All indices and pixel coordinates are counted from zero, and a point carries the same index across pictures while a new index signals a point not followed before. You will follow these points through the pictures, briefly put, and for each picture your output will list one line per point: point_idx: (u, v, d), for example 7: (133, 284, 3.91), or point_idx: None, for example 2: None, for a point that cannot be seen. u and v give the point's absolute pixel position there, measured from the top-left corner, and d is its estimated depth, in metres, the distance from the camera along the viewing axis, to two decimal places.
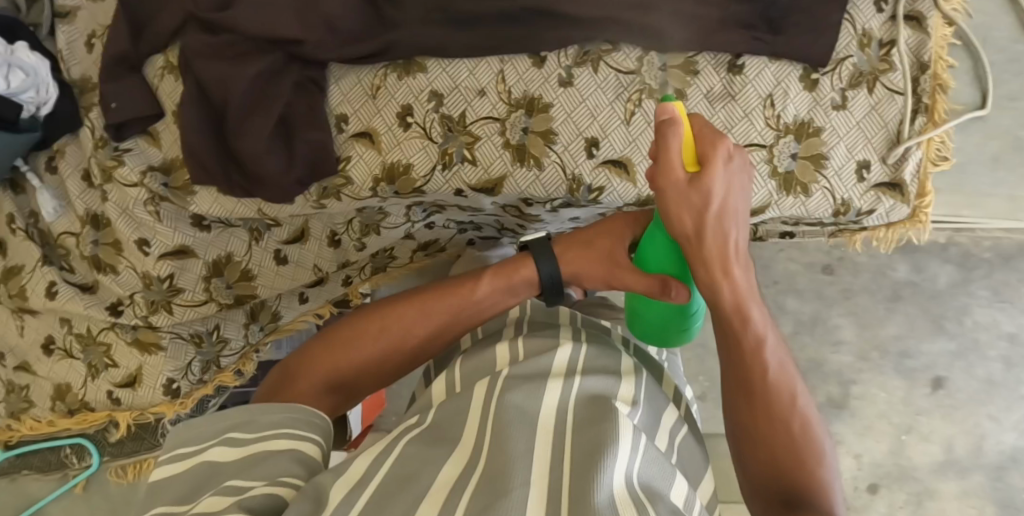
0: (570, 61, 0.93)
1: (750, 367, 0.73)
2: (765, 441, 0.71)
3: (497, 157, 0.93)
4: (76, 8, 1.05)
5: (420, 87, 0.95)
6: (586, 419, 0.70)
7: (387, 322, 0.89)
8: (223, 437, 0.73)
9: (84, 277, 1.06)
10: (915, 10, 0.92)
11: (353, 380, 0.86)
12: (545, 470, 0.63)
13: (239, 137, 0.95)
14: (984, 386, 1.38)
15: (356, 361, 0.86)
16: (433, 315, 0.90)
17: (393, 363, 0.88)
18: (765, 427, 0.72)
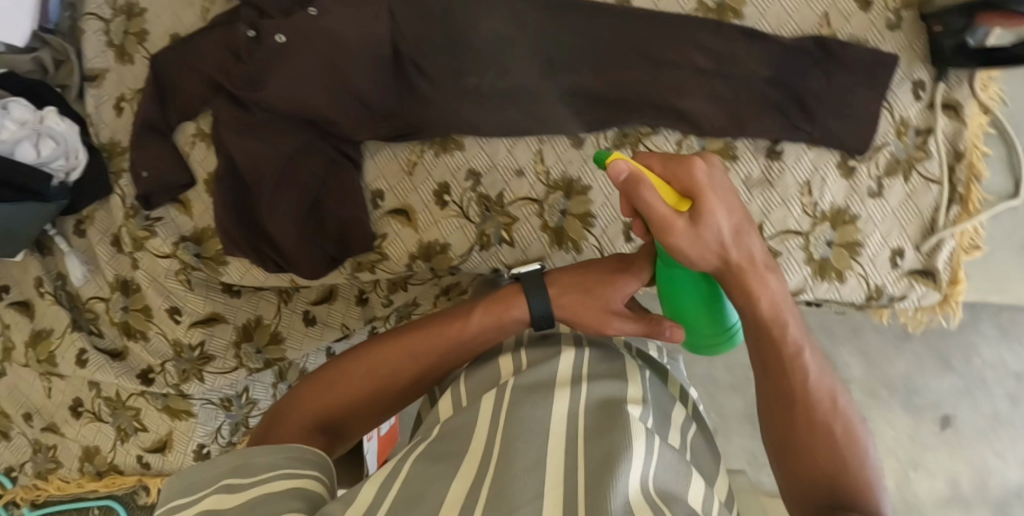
0: (609, 143, 0.93)
1: (784, 383, 0.70)
2: (806, 458, 0.68)
3: (535, 239, 0.94)
4: (104, 70, 1.04)
5: (458, 165, 0.95)
6: (596, 428, 0.64)
7: (381, 359, 0.80)
8: (221, 484, 0.65)
9: (113, 343, 1.05)
10: (952, 98, 0.92)
11: (350, 412, 0.78)
12: (559, 468, 0.59)
13: (270, 214, 0.95)
14: (989, 423, 1.26)
15: (347, 399, 0.78)
16: (432, 346, 0.80)
17: (393, 395, 0.79)
18: (804, 444, 0.68)
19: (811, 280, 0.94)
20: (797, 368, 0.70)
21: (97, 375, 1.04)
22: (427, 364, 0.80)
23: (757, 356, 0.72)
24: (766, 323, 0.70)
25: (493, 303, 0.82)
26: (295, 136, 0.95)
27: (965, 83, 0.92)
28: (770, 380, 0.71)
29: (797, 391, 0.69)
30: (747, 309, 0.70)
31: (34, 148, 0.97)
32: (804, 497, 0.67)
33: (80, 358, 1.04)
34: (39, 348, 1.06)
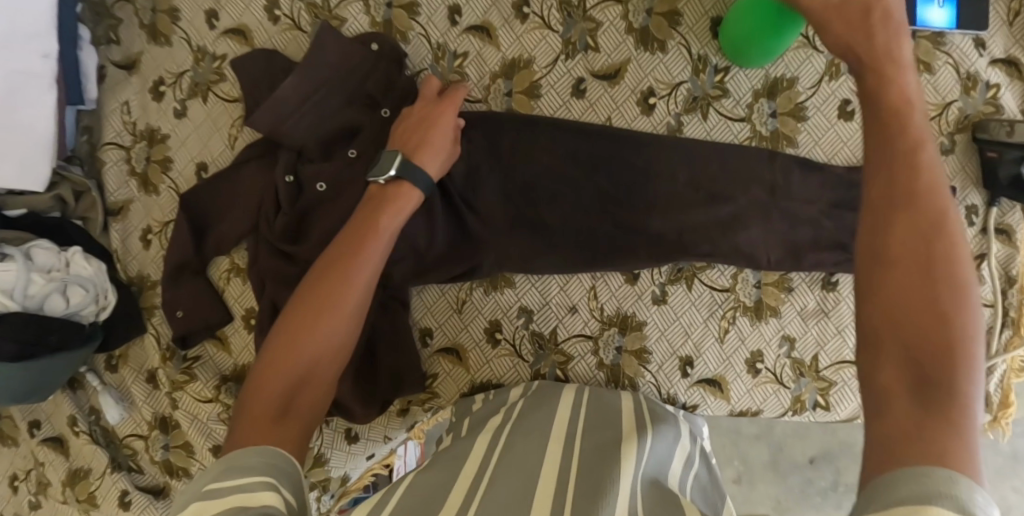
0: (664, 278, 0.92)
1: (896, 256, 0.53)
2: (913, 329, 0.50)
3: (591, 376, 0.93)
4: (129, 202, 1.00)
5: (509, 303, 0.93)
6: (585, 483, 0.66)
7: (319, 304, 0.71)
8: (200, 492, 0.56)
9: (154, 480, 1.02)
10: (1004, 222, 0.92)
11: (298, 387, 0.68)
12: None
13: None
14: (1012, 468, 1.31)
15: (284, 382, 0.67)
16: (339, 302, 0.72)
17: (327, 356, 0.71)
18: (892, 335, 0.51)
19: None
20: (947, 235, 0.53)
21: None
22: (342, 341, 0.72)
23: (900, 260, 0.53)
24: (908, 143, 0.56)
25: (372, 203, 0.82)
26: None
27: (1017, 208, 0.92)
28: (908, 329, 0.50)
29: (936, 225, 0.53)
30: (908, 307, 0.51)
31: (63, 297, 0.92)
32: (877, 412, 0.50)
33: (123, 500, 1.01)
34: (77, 489, 1.02)
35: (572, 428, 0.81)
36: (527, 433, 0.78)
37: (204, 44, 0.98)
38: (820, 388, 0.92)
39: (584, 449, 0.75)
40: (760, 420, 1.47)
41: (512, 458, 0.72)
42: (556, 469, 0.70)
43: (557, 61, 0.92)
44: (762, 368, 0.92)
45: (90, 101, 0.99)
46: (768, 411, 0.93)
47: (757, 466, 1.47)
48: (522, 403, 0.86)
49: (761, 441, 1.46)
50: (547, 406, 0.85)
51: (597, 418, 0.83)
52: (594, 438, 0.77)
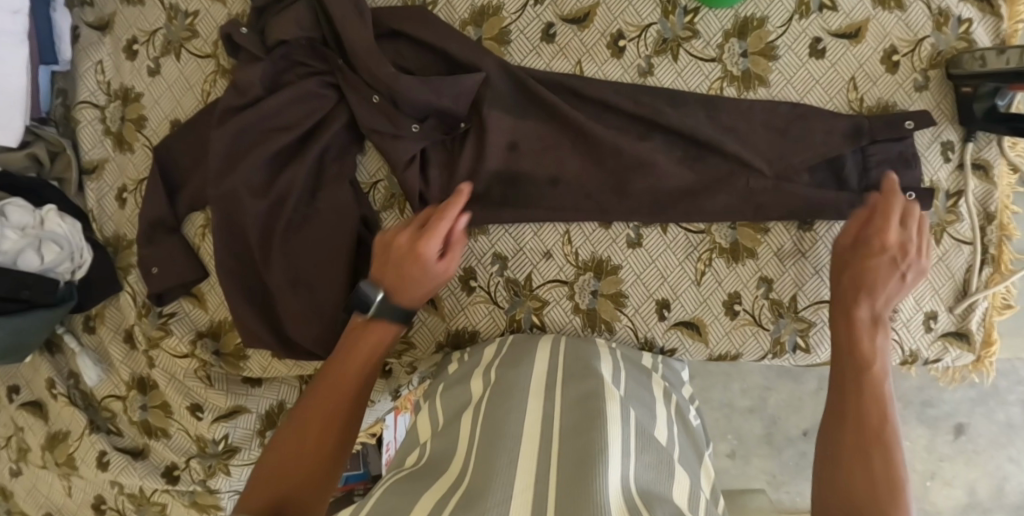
0: (638, 221, 0.91)
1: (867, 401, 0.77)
2: (854, 415, 0.76)
3: (567, 322, 0.92)
4: (104, 160, 1.00)
5: (483, 250, 0.92)
6: (570, 438, 0.70)
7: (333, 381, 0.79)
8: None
9: (133, 441, 1.02)
10: (981, 158, 0.91)
11: (323, 435, 0.75)
12: (527, 471, 0.65)
13: (296, 323, 0.92)
14: (1005, 430, 1.31)
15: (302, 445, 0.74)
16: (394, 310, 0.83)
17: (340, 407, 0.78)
18: (841, 455, 0.74)
19: None
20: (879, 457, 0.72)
21: (120, 478, 1.00)
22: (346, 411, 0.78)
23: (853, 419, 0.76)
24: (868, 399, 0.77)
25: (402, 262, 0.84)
26: (324, 246, 0.92)
27: (994, 144, 0.91)
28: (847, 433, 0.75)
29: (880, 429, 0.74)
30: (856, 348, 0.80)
31: (37, 253, 0.92)
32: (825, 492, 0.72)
33: (101, 461, 1.00)
34: (57, 451, 1.02)
35: (550, 394, 0.79)
36: (504, 405, 0.76)
37: (175, 2, 0.98)
38: (799, 329, 0.91)
39: (565, 412, 0.75)
40: (752, 391, 1.44)
41: (497, 433, 0.71)
42: (537, 448, 0.69)
43: (526, 6, 0.92)
44: (740, 310, 0.91)
45: (64, 62, 1.00)
46: (748, 354, 0.92)
47: (751, 435, 1.45)
48: (497, 362, 0.85)
49: (755, 414, 1.43)
50: (527, 363, 0.84)
51: (576, 379, 0.81)
52: (572, 404, 0.76)
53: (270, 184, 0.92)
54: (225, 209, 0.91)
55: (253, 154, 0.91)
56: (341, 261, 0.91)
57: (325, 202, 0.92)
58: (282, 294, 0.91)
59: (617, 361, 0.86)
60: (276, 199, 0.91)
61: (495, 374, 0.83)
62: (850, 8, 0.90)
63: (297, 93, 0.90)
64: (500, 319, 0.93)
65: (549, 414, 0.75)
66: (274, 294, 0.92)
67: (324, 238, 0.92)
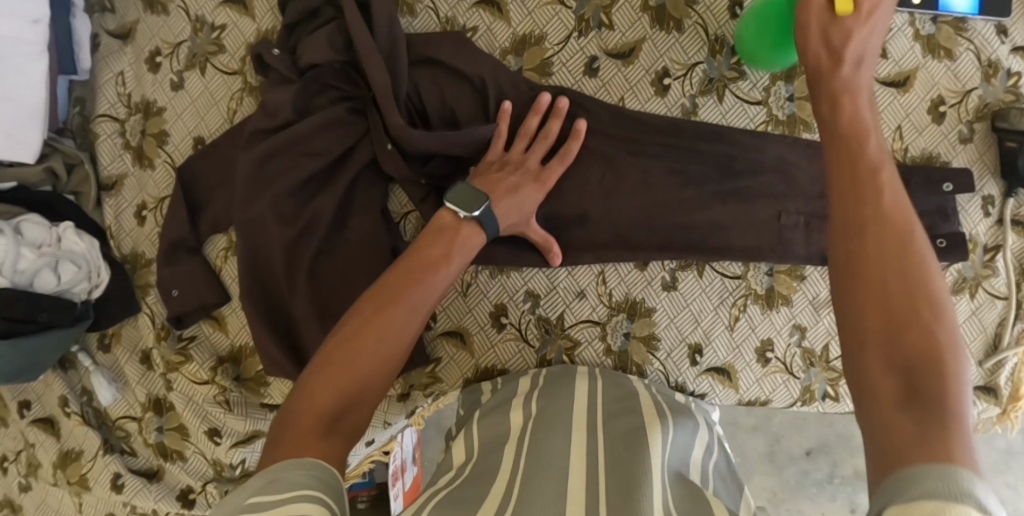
0: (674, 264, 0.89)
1: (874, 249, 0.56)
2: (897, 328, 0.52)
3: (598, 363, 0.91)
4: (122, 176, 0.96)
5: (515, 286, 0.91)
6: (619, 463, 0.69)
7: (371, 323, 0.66)
8: (244, 506, 0.52)
9: (148, 462, 1.00)
10: (1022, 214, 0.90)
11: (350, 402, 0.62)
12: (575, 500, 0.64)
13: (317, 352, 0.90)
14: (1003, 457, 1.35)
15: (342, 384, 0.62)
16: (430, 266, 0.72)
17: (377, 365, 0.64)
18: (895, 351, 0.52)
19: None
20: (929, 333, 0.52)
21: (135, 500, 0.98)
22: (385, 362, 0.65)
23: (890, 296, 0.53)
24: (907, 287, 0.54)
25: (435, 236, 0.76)
26: (354, 275, 0.89)
27: None
28: (882, 335, 0.53)
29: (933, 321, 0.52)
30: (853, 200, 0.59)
31: (54, 273, 0.89)
32: (880, 437, 0.49)
33: (115, 483, 0.98)
34: (69, 470, 1.00)
35: (591, 430, 0.77)
36: (547, 438, 0.75)
37: (202, 14, 0.94)
38: (829, 379, 0.91)
39: (608, 445, 0.74)
40: (758, 412, 1.45)
41: (539, 463, 0.70)
42: (584, 479, 0.67)
43: (569, 38, 0.90)
44: (772, 358, 0.91)
45: (83, 72, 0.96)
46: (778, 400, 0.92)
47: (754, 454, 1.45)
48: (535, 397, 0.84)
49: (760, 434, 1.45)
50: (563, 393, 0.84)
51: (617, 417, 0.79)
52: (614, 439, 0.75)
53: (298, 210, 0.89)
54: (251, 233, 0.89)
55: (282, 179, 0.88)
56: (368, 291, 0.89)
57: (354, 229, 0.90)
58: (307, 324, 0.89)
59: (657, 395, 0.85)
60: (304, 226, 0.88)
61: (535, 407, 0.81)
62: (899, 55, 0.89)
63: (328, 119, 0.87)
64: (530, 357, 0.92)
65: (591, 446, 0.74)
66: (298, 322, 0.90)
67: (351, 266, 0.89)
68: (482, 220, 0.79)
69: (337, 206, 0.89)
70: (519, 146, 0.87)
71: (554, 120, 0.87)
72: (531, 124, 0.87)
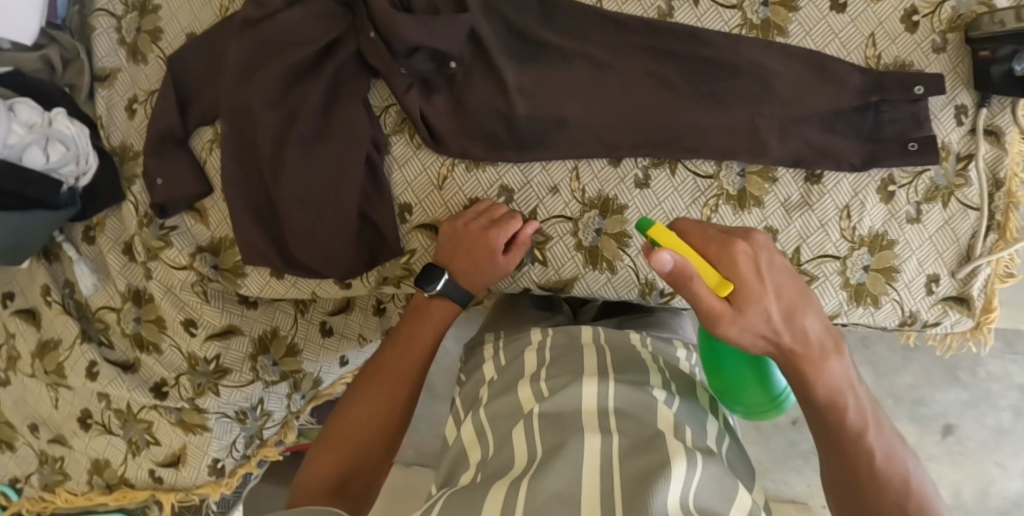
0: (647, 161, 0.90)
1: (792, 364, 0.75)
2: (812, 377, 0.74)
3: (568, 259, 0.92)
4: (116, 69, 0.99)
5: (490, 181, 0.92)
6: (633, 445, 0.70)
7: (363, 403, 0.86)
8: None
9: (124, 354, 1.02)
10: (994, 124, 0.91)
11: (363, 449, 0.84)
12: (595, 486, 0.66)
13: (304, 244, 0.92)
14: (993, 435, 1.30)
15: (359, 432, 0.84)
16: (402, 359, 0.89)
17: (378, 422, 0.85)
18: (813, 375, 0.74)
19: (845, 305, 0.93)
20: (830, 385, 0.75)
21: (109, 388, 1.00)
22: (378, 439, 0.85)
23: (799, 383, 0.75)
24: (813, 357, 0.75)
25: (415, 317, 0.92)
26: (335, 162, 0.89)
27: (1008, 109, 0.90)
28: (807, 406, 0.76)
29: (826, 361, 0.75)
30: (744, 332, 0.72)
31: (43, 152, 0.91)
32: (816, 418, 0.76)
33: (91, 371, 1.00)
34: (46, 359, 1.02)
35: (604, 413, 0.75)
36: (557, 429, 0.73)
37: None
38: None
39: (622, 422, 0.74)
40: None
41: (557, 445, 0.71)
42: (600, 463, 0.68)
43: None
44: None
45: None
46: None
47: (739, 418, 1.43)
48: (546, 373, 0.84)
49: None
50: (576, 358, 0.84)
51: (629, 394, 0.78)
52: (626, 420, 0.74)
53: (284, 96, 0.90)
54: (238, 119, 0.91)
55: (268, 64, 0.89)
56: (348, 179, 0.89)
57: (339, 121, 0.90)
58: (297, 214, 0.90)
59: (666, 374, 0.85)
60: (290, 111, 0.90)
61: (547, 388, 0.80)
62: None
63: (316, 9, 0.89)
64: None
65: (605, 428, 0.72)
66: (284, 215, 0.91)
67: (333, 156, 0.89)
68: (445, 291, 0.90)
69: (321, 98, 0.90)
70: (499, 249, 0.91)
71: (509, 228, 0.88)
72: (489, 235, 0.88)
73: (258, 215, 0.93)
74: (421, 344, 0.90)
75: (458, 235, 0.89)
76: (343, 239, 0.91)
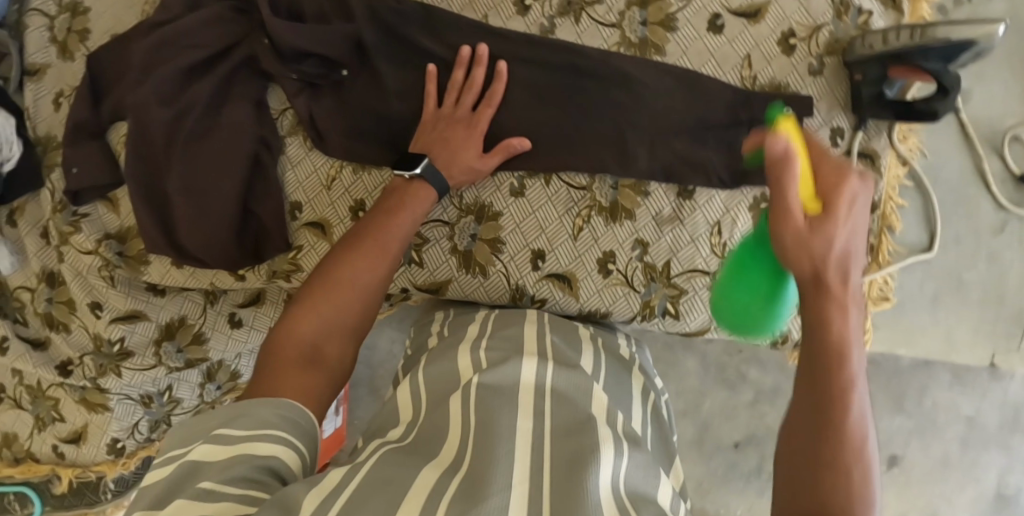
0: (522, 171, 0.93)
1: (818, 355, 0.58)
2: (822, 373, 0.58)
3: (443, 262, 0.94)
4: (45, 65, 1.06)
5: (374, 183, 0.96)
6: (564, 426, 0.67)
7: (333, 289, 0.75)
8: (208, 436, 0.60)
9: (37, 333, 1.08)
10: (869, 148, 0.91)
11: (322, 341, 0.72)
12: (527, 462, 0.62)
13: (187, 231, 0.96)
14: (938, 469, 1.18)
15: (318, 325, 0.73)
16: (381, 256, 0.80)
17: (350, 311, 0.75)
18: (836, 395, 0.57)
19: (715, 320, 0.93)
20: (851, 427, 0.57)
21: (17, 364, 1.06)
22: (355, 321, 0.75)
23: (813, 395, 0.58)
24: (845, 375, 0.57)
25: (389, 205, 0.85)
26: (221, 157, 0.95)
27: (884, 133, 0.91)
28: (805, 365, 0.59)
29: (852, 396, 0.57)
30: (799, 250, 0.59)
31: None
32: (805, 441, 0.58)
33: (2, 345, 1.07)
34: None
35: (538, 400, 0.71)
36: (490, 406, 0.69)
37: None
38: (669, 295, 0.92)
39: (556, 409, 0.70)
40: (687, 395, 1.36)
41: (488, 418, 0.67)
42: (533, 444, 0.64)
43: None
44: (613, 270, 0.93)
45: None
46: (617, 314, 0.94)
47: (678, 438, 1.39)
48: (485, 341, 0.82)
49: (688, 421, 1.37)
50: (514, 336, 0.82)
51: (566, 378, 0.75)
52: (562, 409, 0.70)
53: (179, 95, 0.96)
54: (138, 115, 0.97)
55: (168, 65, 0.95)
56: (232, 173, 0.95)
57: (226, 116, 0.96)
58: (182, 202, 0.95)
59: (600, 355, 0.85)
60: (182, 107, 0.95)
61: (486, 360, 0.78)
62: None
63: (212, 15, 0.96)
64: None
65: (537, 419, 0.68)
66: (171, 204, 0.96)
67: (218, 150, 0.95)
68: (424, 176, 0.87)
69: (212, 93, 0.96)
70: (467, 100, 0.91)
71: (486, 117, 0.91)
72: (462, 111, 0.91)
73: (148, 203, 0.98)
74: (393, 237, 0.82)
75: (398, 191, 0.87)
76: (224, 228, 0.96)
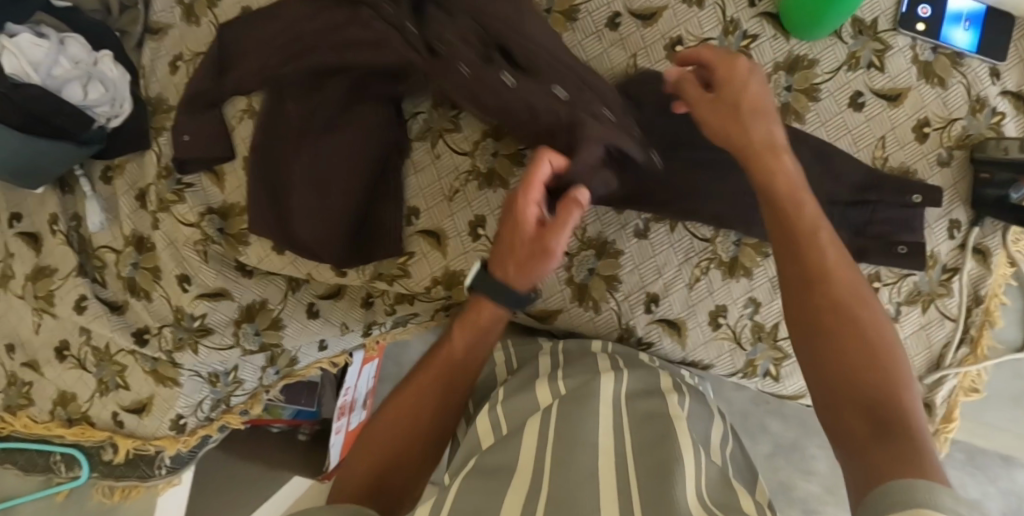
0: (649, 214, 0.94)
1: (837, 345, 0.66)
2: (848, 368, 0.65)
3: (558, 291, 0.95)
4: (168, 26, 1.03)
5: (499, 202, 0.95)
6: (649, 442, 0.69)
7: (385, 433, 0.77)
8: None
9: (115, 296, 1.05)
10: (982, 243, 0.94)
11: (386, 473, 0.75)
12: (611, 494, 0.62)
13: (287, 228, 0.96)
14: None
15: (367, 467, 0.75)
16: (427, 381, 0.79)
17: (399, 443, 0.76)
18: (860, 382, 0.64)
19: None
20: (897, 412, 0.62)
21: (93, 324, 1.03)
22: (403, 451, 0.76)
23: (838, 342, 0.66)
24: (872, 367, 0.64)
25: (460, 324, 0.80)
26: (350, 154, 0.93)
27: (999, 233, 0.94)
28: (840, 368, 0.65)
29: (881, 382, 0.64)
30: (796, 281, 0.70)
31: (82, 90, 0.95)
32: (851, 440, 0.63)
33: (80, 304, 1.03)
34: (39, 285, 1.05)
35: (620, 430, 0.71)
36: (573, 430, 0.70)
37: None
38: (773, 358, 0.94)
39: (635, 428, 0.72)
40: None
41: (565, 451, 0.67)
42: (617, 472, 0.64)
43: None
44: (723, 324, 0.94)
45: None
46: (719, 367, 0.96)
47: None
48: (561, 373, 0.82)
49: None
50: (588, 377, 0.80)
51: (643, 415, 0.75)
52: (653, 438, 0.70)
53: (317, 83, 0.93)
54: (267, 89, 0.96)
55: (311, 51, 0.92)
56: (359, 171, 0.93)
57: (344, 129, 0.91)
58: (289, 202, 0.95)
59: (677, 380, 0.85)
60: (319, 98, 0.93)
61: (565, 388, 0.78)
62: (895, 72, 0.94)
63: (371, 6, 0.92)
64: None
65: (620, 449, 0.68)
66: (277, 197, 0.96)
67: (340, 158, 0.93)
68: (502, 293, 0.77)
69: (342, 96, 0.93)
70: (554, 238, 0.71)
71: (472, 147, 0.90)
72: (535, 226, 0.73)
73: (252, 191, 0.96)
74: (452, 353, 0.80)
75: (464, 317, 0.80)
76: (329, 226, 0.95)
